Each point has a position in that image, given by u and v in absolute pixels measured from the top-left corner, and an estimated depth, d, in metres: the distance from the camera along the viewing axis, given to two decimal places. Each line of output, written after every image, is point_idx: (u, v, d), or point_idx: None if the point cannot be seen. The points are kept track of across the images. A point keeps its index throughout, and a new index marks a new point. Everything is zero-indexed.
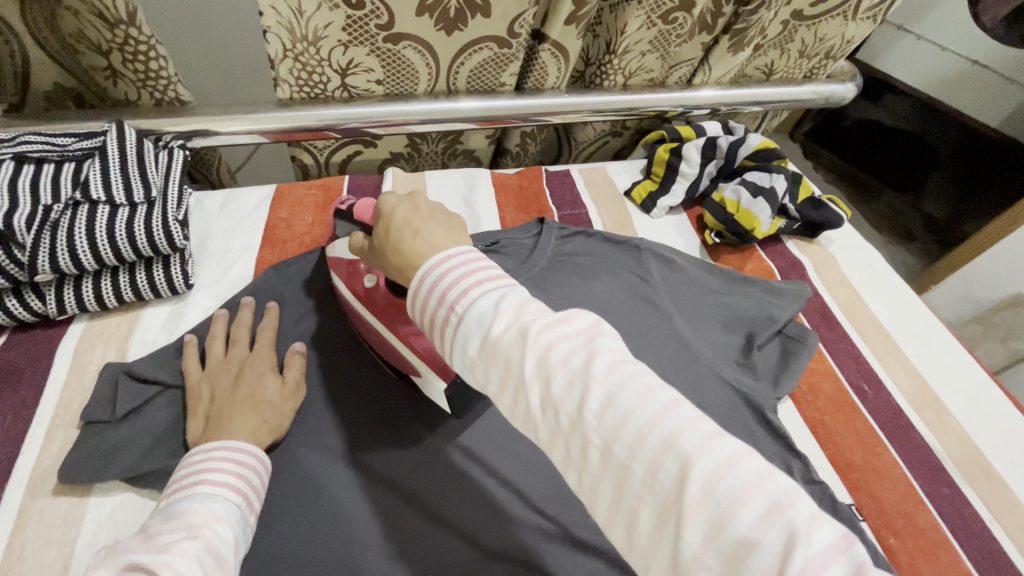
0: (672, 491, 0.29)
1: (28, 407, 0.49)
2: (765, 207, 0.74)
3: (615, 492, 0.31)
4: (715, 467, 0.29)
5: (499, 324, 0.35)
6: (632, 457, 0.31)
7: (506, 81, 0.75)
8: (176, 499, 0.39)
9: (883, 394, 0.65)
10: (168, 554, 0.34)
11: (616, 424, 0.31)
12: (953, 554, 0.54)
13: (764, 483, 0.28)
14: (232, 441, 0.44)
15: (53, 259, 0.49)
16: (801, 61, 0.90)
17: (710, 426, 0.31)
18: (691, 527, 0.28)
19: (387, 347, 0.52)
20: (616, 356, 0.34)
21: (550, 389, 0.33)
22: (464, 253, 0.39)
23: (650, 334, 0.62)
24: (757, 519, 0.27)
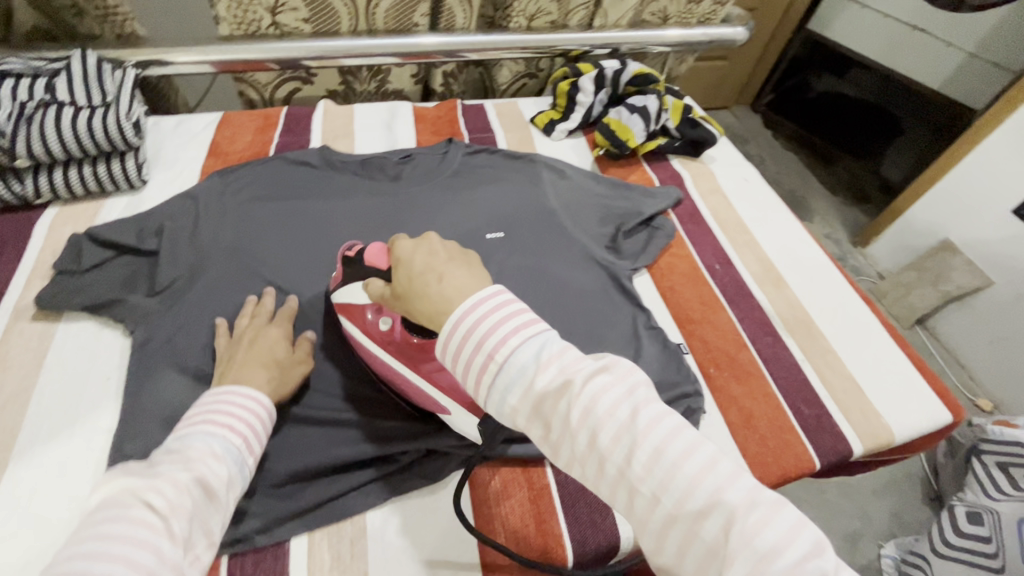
0: (714, 535, 0.35)
1: (13, 261, 0.62)
2: (639, 122, 0.87)
3: (661, 534, 0.37)
4: (755, 520, 0.34)
5: (545, 378, 0.41)
6: (677, 506, 0.36)
7: (419, 21, 0.88)
8: (183, 432, 0.45)
9: (731, 270, 0.78)
10: (159, 479, 0.39)
11: (662, 476, 0.37)
12: (761, 380, 0.66)
13: (797, 533, 0.34)
14: (243, 388, 0.50)
15: (28, 145, 0.62)
16: (692, 6, 1.04)
17: (747, 480, 0.36)
18: (731, 569, 0.33)
19: (408, 383, 0.55)
20: (655, 410, 0.39)
21: (598, 439, 0.38)
22: (495, 297, 0.44)
23: (530, 223, 0.76)
24: (797, 566, 0.33)
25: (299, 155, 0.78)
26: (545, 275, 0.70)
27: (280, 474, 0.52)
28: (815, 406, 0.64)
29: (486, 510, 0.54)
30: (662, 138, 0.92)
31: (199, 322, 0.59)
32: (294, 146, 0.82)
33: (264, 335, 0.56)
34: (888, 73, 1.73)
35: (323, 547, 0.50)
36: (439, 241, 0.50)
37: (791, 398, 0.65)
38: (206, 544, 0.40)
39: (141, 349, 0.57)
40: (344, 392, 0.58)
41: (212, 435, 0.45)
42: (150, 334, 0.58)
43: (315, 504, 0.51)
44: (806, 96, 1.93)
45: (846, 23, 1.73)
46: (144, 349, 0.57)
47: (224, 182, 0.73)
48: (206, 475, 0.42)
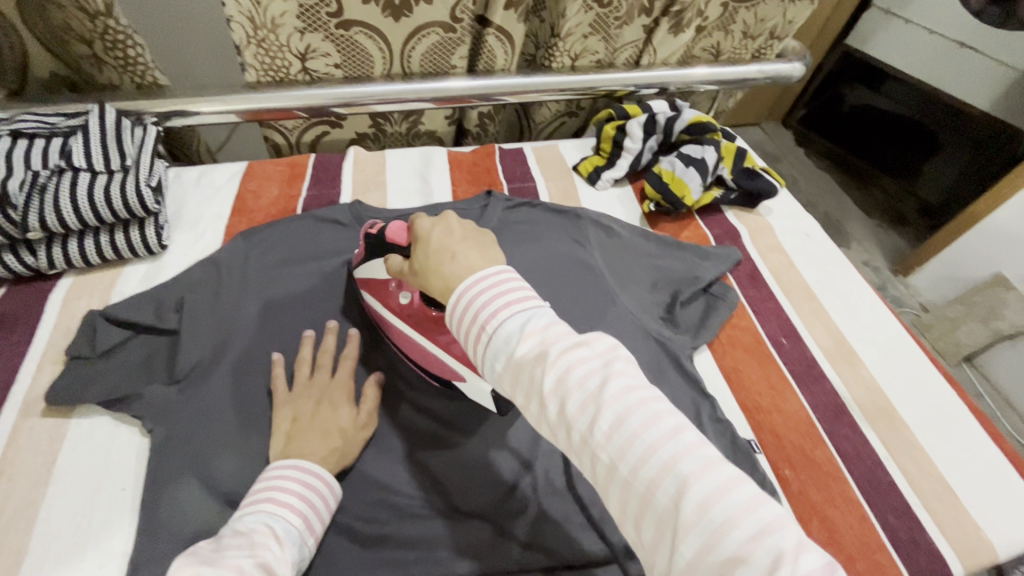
0: (670, 508, 0.32)
1: (23, 343, 0.57)
2: (696, 176, 0.80)
3: (621, 503, 0.34)
4: (712, 492, 0.31)
5: (522, 345, 0.37)
6: (635, 475, 0.33)
7: (457, 64, 0.82)
8: (244, 514, 0.43)
9: (800, 346, 0.71)
10: (227, 567, 0.36)
11: (624, 444, 0.34)
12: (843, 483, 0.59)
13: (756, 509, 0.30)
14: (303, 463, 0.48)
15: (42, 217, 0.57)
16: (747, 41, 0.96)
17: (711, 452, 0.33)
18: (685, 542, 0.30)
19: (426, 354, 0.56)
20: (630, 381, 0.36)
21: (566, 407, 0.35)
22: (495, 270, 0.41)
23: (579, 292, 0.69)
24: (749, 543, 0.29)
25: (328, 212, 0.73)
26: None
27: None
28: (905, 516, 0.57)
29: None
30: (716, 189, 0.85)
31: (225, 418, 0.54)
32: (322, 201, 0.76)
33: (326, 401, 0.54)
34: (926, 87, 1.57)
35: None
36: (458, 220, 0.48)
37: (878, 508, 0.58)
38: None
39: (161, 453, 0.51)
40: (382, 499, 0.52)
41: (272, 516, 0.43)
42: (170, 434, 0.52)
43: None
44: (839, 111, 1.78)
45: (886, 39, 1.61)
46: (164, 451, 0.51)
47: (250, 246, 0.67)
48: (269, 559, 0.39)
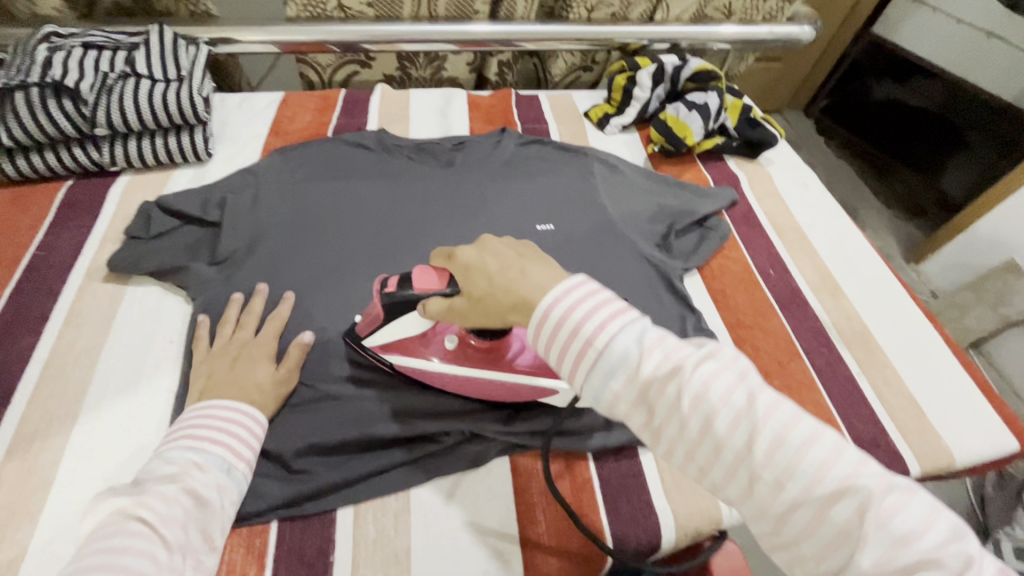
0: (847, 521, 0.34)
1: (88, 225, 0.65)
2: (698, 119, 0.85)
3: (784, 519, 0.35)
4: (886, 503, 0.33)
5: (649, 364, 0.39)
6: (803, 490, 0.35)
7: (480, 9, 0.88)
8: (165, 448, 0.45)
9: (786, 277, 0.75)
10: (147, 496, 0.41)
11: (785, 461, 0.35)
12: (814, 391, 0.64)
13: (929, 516, 0.33)
14: (219, 400, 0.49)
15: (109, 115, 0.65)
16: (758, 2, 1.00)
17: (874, 467, 0.35)
18: (866, 552, 0.32)
19: (491, 387, 0.54)
20: (772, 395, 0.37)
21: (714, 425, 0.37)
22: (586, 286, 0.42)
23: (580, 219, 0.75)
24: (933, 549, 0.32)
25: (355, 136, 0.79)
26: (594, 270, 0.70)
27: (326, 441, 0.51)
28: (871, 422, 0.62)
29: (527, 497, 0.52)
30: (719, 137, 0.90)
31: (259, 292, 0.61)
32: (351, 128, 0.83)
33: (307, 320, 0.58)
34: (949, 78, 1.57)
35: (367, 519, 0.49)
36: (499, 242, 0.48)
37: (845, 413, 0.63)
38: (208, 550, 0.42)
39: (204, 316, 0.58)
40: None
41: (194, 449, 0.45)
42: (213, 303, 0.60)
43: (359, 476, 0.51)
44: (864, 101, 1.80)
45: (915, 28, 1.63)
46: (207, 315, 0.59)
47: (285, 159, 0.75)
48: (194, 486, 0.43)
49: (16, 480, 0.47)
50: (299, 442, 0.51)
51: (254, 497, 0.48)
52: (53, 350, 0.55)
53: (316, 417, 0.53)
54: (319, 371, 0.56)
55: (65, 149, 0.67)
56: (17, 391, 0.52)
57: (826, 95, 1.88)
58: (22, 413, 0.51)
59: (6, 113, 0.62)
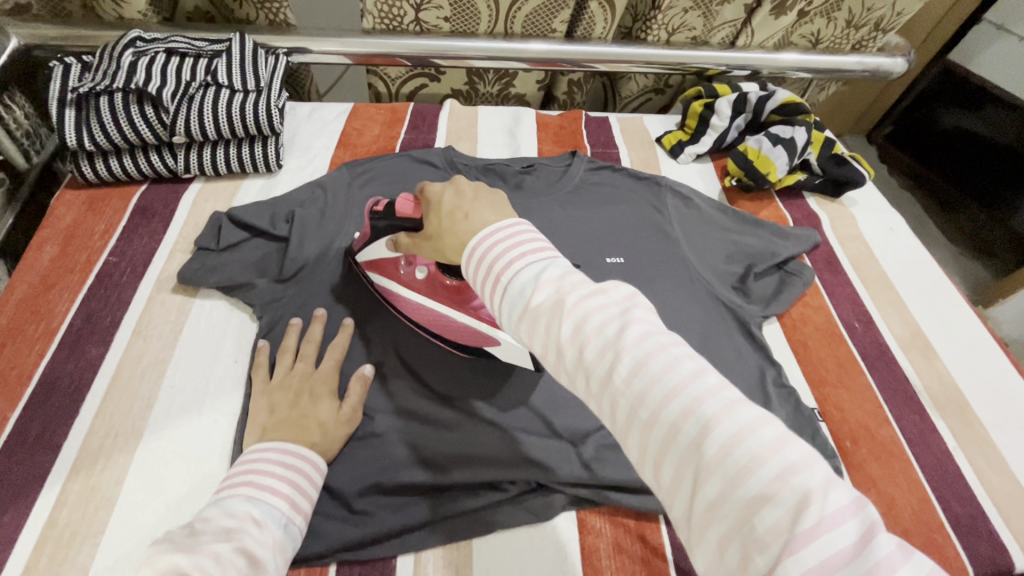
0: (693, 449, 0.30)
1: (160, 232, 0.65)
2: (783, 155, 0.80)
3: (641, 449, 0.32)
4: (733, 430, 0.29)
5: (539, 295, 0.36)
6: (655, 417, 0.31)
7: (557, 28, 0.85)
8: (223, 497, 0.42)
9: (873, 332, 0.70)
10: (200, 555, 0.35)
11: (643, 387, 0.32)
12: (906, 464, 0.59)
13: (780, 447, 0.28)
14: (281, 444, 0.46)
15: (187, 123, 0.65)
16: (850, 31, 0.95)
17: (734, 395, 0.31)
18: (707, 481, 0.29)
19: (448, 322, 0.56)
20: (649, 327, 0.34)
21: (582, 354, 0.34)
22: (513, 232, 0.41)
23: (652, 255, 0.71)
24: (773, 481, 0.27)
25: (423, 153, 0.77)
26: (665, 312, 0.65)
27: (391, 483, 0.49)
28: (970, 505, 0.57)
29: (594, 559, 0.49)
30: (801, 173, 0.85)
31: (325, 312, 0.59)
32: (419, 144, 0.81)
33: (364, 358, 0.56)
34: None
35: (427, 570, 0.47)
36: (468, 183, 0.48)
37: (941, 492, 0.57)
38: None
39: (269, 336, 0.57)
40: None
41: (252, 500, 0.42)
42: (279, 322, 0.58)
43: (421, 522, 0.48)
44: (931, 131, 1.53)
45: (999, 57, 1.37)
46: (274, 335, 0.58)
47: (352, 174, 0.73)
48: (249, 544, 0.38)
49: (80, 498, 0.46)
50: (364, 481, 0.49)
51: (315, 537, 0.46)
52: (120, 362, 0.54)
53: (378, 455, 0.51)
54: (386, 405, 0.54)
55: (142, 155, 0.67)
56: (85, 402, 0.51)
57: (891, 121, 1.60)
58: (89, 427, 0.50)
59: (92, 118, 0.63)
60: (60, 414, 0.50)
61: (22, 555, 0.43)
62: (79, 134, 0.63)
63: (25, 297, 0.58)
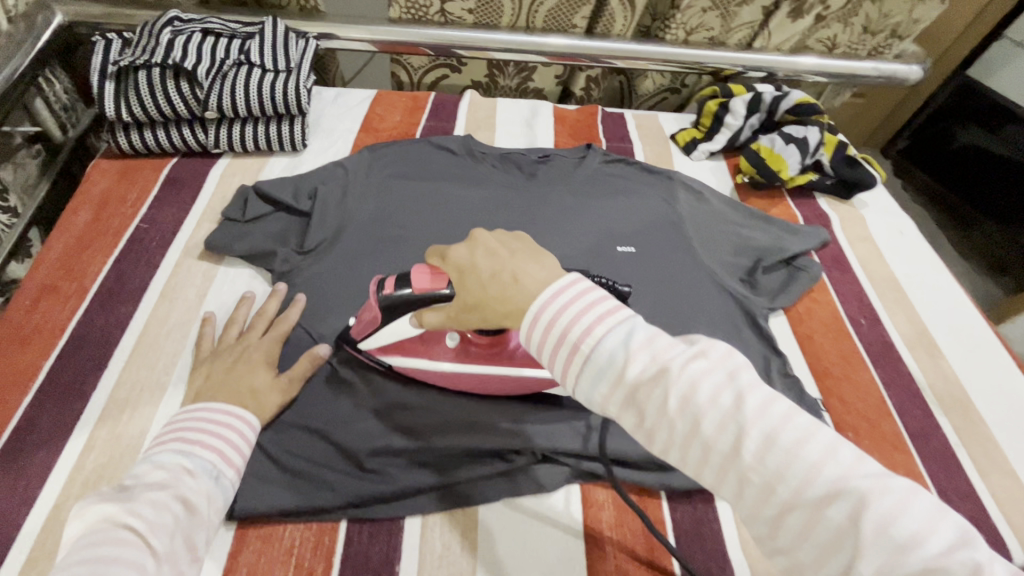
0: (847, 527, 0.30)
1: (189, 203, 0.68)
2: (795, 154, 0.82)
3: (778, 525, 0.32)
4: (888, 507, 0.29)
5: (634, 365, 0.35)
6: (798, 495, 0.31)
7: (578, 23, 0.88)
8: (152, 452, 0.42)
9: (878, 329, 0.71)
10: (134, 502, 0.36)
11: (777, 462, 0.32)
12: (908, 457, 0.59)
13: (932, 521, 0.29)
14: (213, 403, 0.47)
15: (220, 100, 0.68)
16: (866, 37, 0.96)
17: (871, 466, 0.31)
18: (867, 559, 0.28)
19: (494, 382, 0.53)
20: (764, 394, 0.34)
21: (701, 428, 0.34)
22: (576, 289, 0.39)
23: (662, 244, 0.72)
24: (940, 559, 0.28)
25: (442, 140, 0.79)
26: (672, 300, 0.67)
27: (401, 445, 0.51)
28: (971, 501, 0.57)
29: (596, 534, 0.50)
30: (813, 174, 0.86)
31: (343, 283, 0.61)
32: (439, 131, 0.84)
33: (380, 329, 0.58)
34: None
35: (434, 529, 0.49)
36: (491, 236, 0.44)
37: (941, 485, 0.58)
38: (190, 560, 0.37)
39: (289, 303, 0.59)
40: None
41: (184, 453, 0.42)
42: (300, 291, 0.61)
43: (429, 485, 0.50)
44: (944, 148, 1.51)
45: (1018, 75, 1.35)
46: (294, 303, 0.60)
47: (373, 157, 0.75)
48: (186, 492, 0.39)
49: (107, 444, 0.49)
50: (374, 444, 0.51)
51: (328, 492, 0.48)
52: (148, 321, 0.57)
53: (389, 420, 0.52)
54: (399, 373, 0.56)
55: (175, 128, 0.70)
56: (113, 357, 0.54)
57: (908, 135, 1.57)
58: (117, 379, 0.52)
59: (131, 91, 0.66)
60: (90, 366, 0.53)
61: (51, 493, 0.46)
62: (117, 106, 0.66)
63: (60, 256, 0.61)
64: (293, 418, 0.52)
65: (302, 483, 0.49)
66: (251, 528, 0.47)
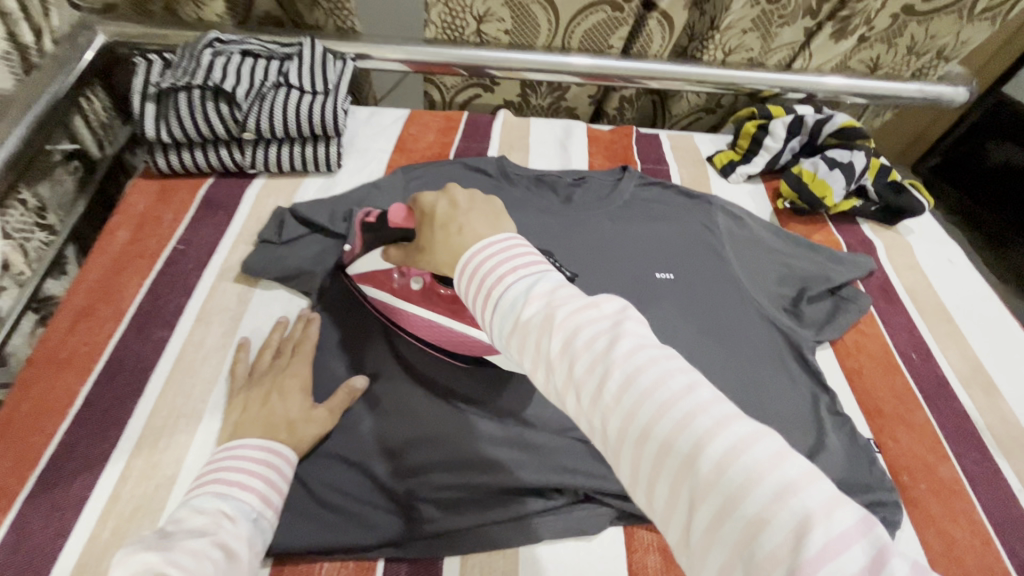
0: (687, 470, 0.27)
1: (226, 223, 0.68)
2: (840, 179, 0.79)
3: (630, 472, 0.29)
4: (730, 446, 0.26)
5: (528, 309, 0.33)
6: (648, 434, 0.28)
7: (614, 44, 0.86)
8: (192, 496, 0.42)
9: (930, 364, 0.68)
10: (176, 550, 0.35)
11: (634, 404, 0.29)
12: (968, 504, 0.56)
13: (779, 463, 0.26)
14: (251, 440, 0.47)
15: (258, 122, 0.68)
16: (910, 58, 0.93)
17: (728, 409, 0.28)
18: (702, 504, 0.26)
19: (446, 333, 0.55)
20: (641, 340, 0.31)
21: (569, 371, 0.31)
22: (498, 245, 0.37)
23: (703, 272, 0.70)
24: (770, 502, 0.25)
25: (477, 162, 0.78)
26: (715, 331, 0.64)
27: (441, 482, 0.49)
28: None
29: None
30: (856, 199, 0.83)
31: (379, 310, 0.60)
32: (473, 152, 0.83)
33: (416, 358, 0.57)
34: None
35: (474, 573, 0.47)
36: (464, 191, 0.44)
37: (1006, 535, 0.54)
38: None
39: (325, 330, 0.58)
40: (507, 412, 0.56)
41: (224, 496, 0.41)
42: (335, 317, 0.60)
43: (468, 526, 0.48)
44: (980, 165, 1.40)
45: None
46: (331, 328, 0.59)
47: (408, 178, 0.74)
48: (226, 538, 0.38)
49: (143, 474, 0.48)
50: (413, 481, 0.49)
51: (367, 530, 0.47)
52: (184, 345, 0.56)
53: (427, 455, 0.51)
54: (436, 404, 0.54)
55: (213, 149, 0.70)
56: (150, 382, 0.53)
57: (939, 153, 1.47)
58: (152, 406, 0.52)
59: (172, 113, 0.66)
60: (127, 392, 0.52)
61: (87, 525, 0.45)
62: (157, 127, 0.66)
63: (98, 277, 0.61)
64: (330, 450, 0.51)
65: (339, 520, 0.47)
66: (288, 565, 0.46)
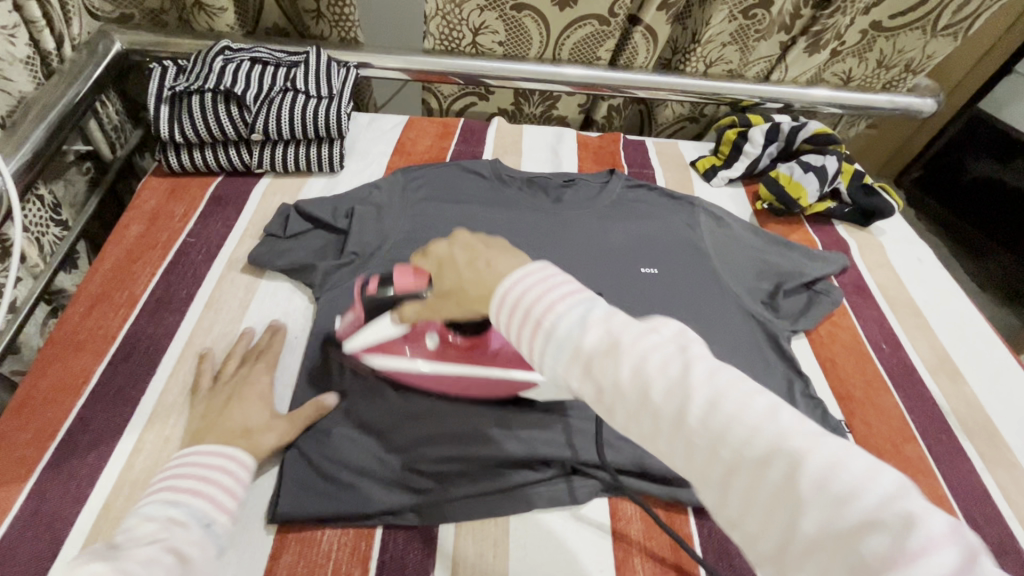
0: (785, 486, 0.30)
1: (233, 219, 0.71)
2: (814, 182, 0.84)
3: (725, 488, 0.33)
4: (826, 463, 0.30)
5: (588, 337, 0.38)
6: (737, 453, 0.32)
7: (602, 56, 0.91)
8: (142, 505, 0.42)
9: (900, 353, 0.72)
10: (125, 556, 0.36)
11: (717, 426, 0.33)
12: (932, 481, 0.60)
13: (875, 475, 0.29)
14: (199, 449, 0.46)
15: (266, 124, 0.72)
16: (880, 71, 0.99)
17: (812, 426, 0.32)
18: (806, 515, 0.29)
19: (472, 380, 0.54)
20: (710, 364, 0.35)
21: (648, 396, 0.35)
22: (540, 273, 0.42)
23: (684, 267, 0.74)
24: (875, 509, 0.28)
25: (472, 164, 0.83)
26: (696, 320, 0.68)
27: (436, 455, 0.52)
28: (998, 526, 0.57)
29: (625, 547, 0.51)
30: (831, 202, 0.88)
31: None
32: (468, 156, 0.87)
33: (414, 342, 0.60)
34: None
35: (466, 539, 0.50)
36: (471, 235, 0.49)
37: (967, 510, 0.58)
38: None
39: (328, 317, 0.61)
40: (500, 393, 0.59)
41: (175, 501, 0.42)
42: (337, 305, 0.63)
43: (461, 496, 0.51)
44: (959, 178, 1.46)
45: None
46: (333, 316, 0.62)
47: (406, 179, 0.78)
48: (177, 542, 0.38)
49: (155, 446, 0.51)
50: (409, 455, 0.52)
51: (366, 499, 0.50)
52: (194, 330, 0.60)
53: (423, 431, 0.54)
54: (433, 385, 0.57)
55: (222, 149, 0.74)
56: (161, 363, 0.56)
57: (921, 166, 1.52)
58: (164, 385, 0.55)
59: (185, 115, 0.70)
60: (139, 372, 0.55)
61: (102, 492, 0.48)
62: (171, 128, 0.70)
63: (111, 267, 0.64)
64: (332, 426, 0.54)
65: (340, 491, 0.50)
66: (292, 531, 0.49)
